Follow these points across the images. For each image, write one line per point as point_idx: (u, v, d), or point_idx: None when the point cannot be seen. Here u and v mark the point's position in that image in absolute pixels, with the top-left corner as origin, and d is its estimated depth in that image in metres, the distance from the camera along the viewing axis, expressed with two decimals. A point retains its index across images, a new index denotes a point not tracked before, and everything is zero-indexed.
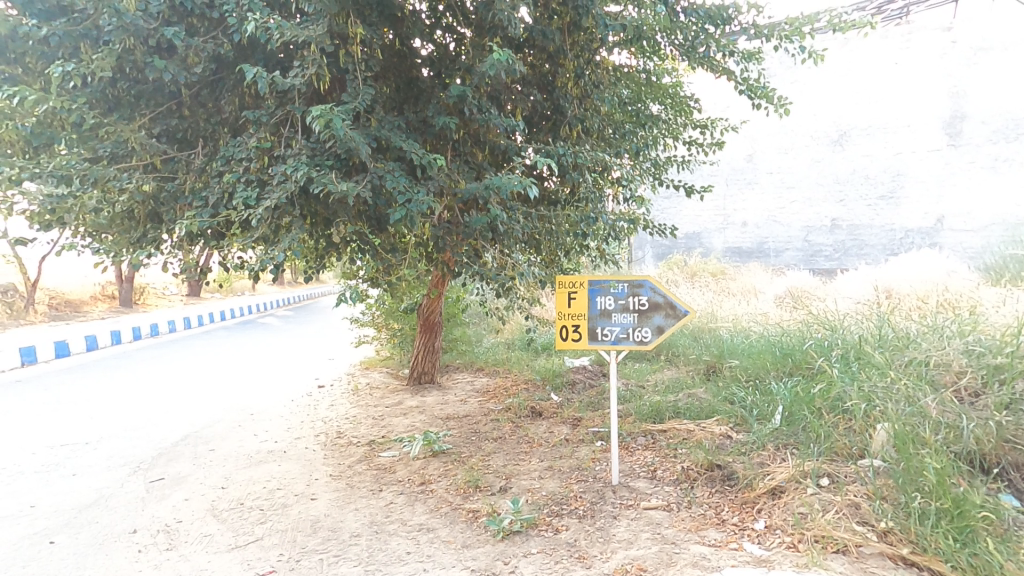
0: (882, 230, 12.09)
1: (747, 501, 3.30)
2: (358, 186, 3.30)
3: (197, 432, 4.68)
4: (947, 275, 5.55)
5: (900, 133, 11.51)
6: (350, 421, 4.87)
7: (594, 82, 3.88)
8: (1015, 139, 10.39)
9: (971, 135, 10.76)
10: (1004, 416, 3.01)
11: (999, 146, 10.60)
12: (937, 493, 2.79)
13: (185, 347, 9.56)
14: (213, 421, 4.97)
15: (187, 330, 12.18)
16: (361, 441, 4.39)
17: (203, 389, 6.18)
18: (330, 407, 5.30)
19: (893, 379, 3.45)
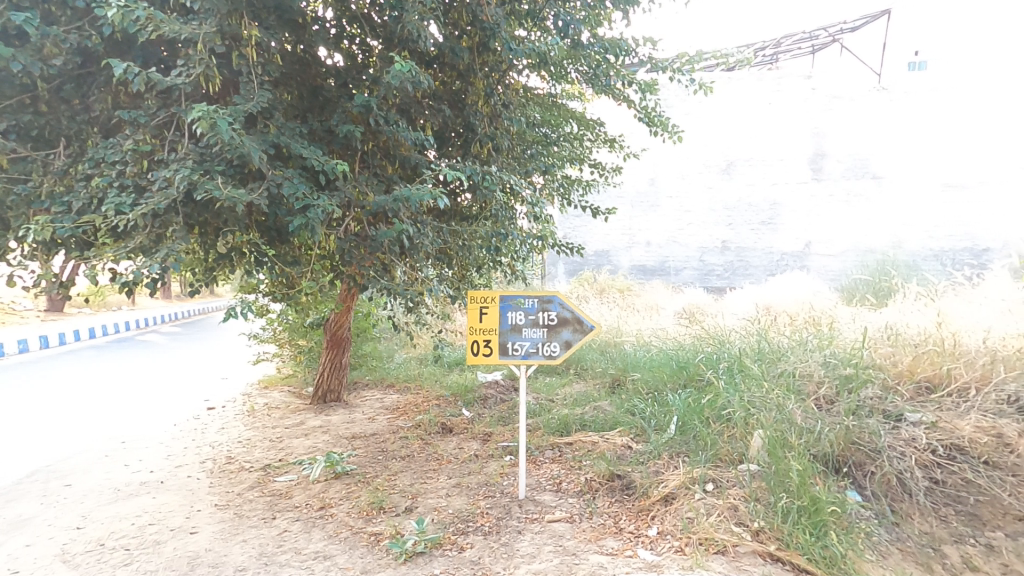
0: (765, 253, 12.11)
1: (643, 509, 3.46)
2: (252, 194, 3.11)
3: (51, 466, 4.17)
4: (813, 294, 6.28)
5: (775, 166, 11.93)
6: (244, 444, 4.55)
7: (504, 102, 3.95)
8: (863, 177, 11.19)
9: (832, 172, 11.45)
10: (851, 421, 3.42)
11: (851, 182, 11.32)
12: (799, 493, 3.11)
13: (38, 371, 8.37)
14: (73, 453, 4.44)
15: (44, 351, 10.68)
16: (255, 466, 4.11)
17: (53, 419, 5.45)
18: (221, 430, 4.93)
19: (768, 389, 3.76)
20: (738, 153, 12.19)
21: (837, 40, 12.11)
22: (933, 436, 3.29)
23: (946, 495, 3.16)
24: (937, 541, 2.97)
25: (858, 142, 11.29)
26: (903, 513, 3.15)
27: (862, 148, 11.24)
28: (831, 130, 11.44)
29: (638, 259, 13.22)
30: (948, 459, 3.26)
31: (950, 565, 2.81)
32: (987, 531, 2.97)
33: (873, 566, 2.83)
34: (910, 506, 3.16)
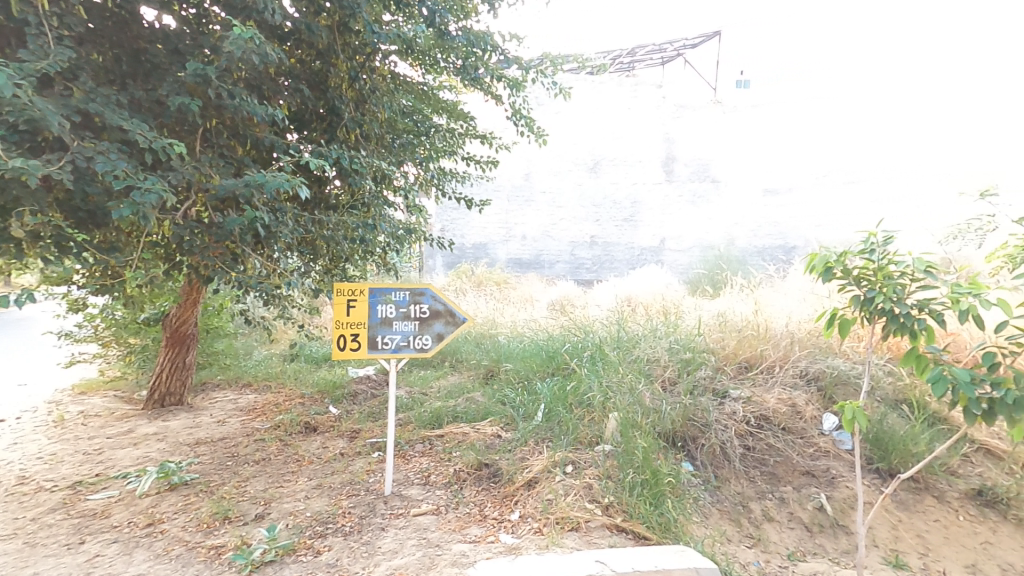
0: (627, 249, 12.45)
1: (507, 494, 3.53)
2: (49, 167, 2.56)
3: None
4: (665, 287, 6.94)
5: (635, 167, 12.34)
6: (46, 460, 3.98)
7: (372, 87, 3.75)
8: (705, 181, 12.19)
9: (680, 175, 12.25)
10: (688, 399, 3.82)
11: (697, 185, 12.27)
12: (643, 468, 3.41)
13: None
14: None
15: None
16: (61, 485, 3.59)
17: None
18: (11, 447, 4.25)
19: (622, 374, 4.04)
20: (604, 153, 12.35)
21: (682, 53, 13.41)
22: (748, 409, 3.78)
23: (754, 459, 3.67)
24: (745, 499, 3.53)
25: (702, 147, 12.19)
26: (723, 477, 3.63)
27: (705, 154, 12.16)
28: (679, 137, 12.16)
29: (513, 253, 12.56)
30: (758, 428, 3.74)
31: (753, 518, 3.43)
32: (781, 486, 3.55)
33: (696, 524, 3.30)
34: (729, 471, 3.65)
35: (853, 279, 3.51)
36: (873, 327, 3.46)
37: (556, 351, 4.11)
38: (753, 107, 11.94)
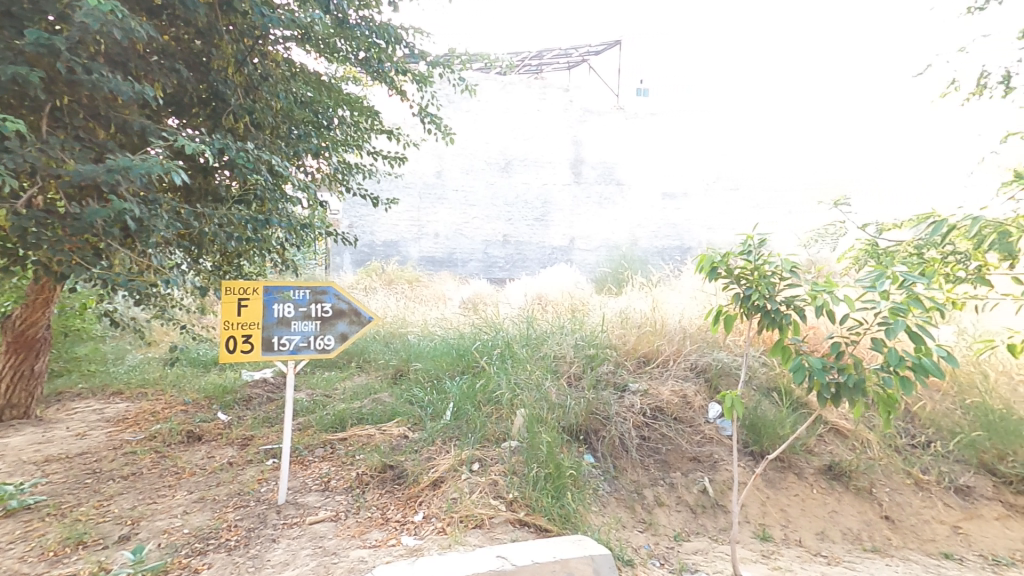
0: (538, 248, 12.29)
1: (412, 496, 3.41)
2: None
3: None
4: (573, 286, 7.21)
5: (545, 168, 12.20)
6: None
7: (264, 74, 3.45)
8: (612, 183, 12.45)
9: (588, 176, 12.36)
10: (591, 394, 3.96)
11: (604, 187, 12.47)
12: (547, 462, 3.46)
13: None
14: None
15: None
16: None
17: None
18: None
19: (529, 372, 4.09)
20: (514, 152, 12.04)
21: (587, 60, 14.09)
22: (644, 401, 3.99)
23: (649, 448, 3.88)
24: (640, 486, 3.72)
25: (609, 151, 12.42)
26: (621, 467, 3.81)
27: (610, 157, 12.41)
28: (585, 139, 12.29)
29: (425, 251, 11.75)
30: (654, 418, 3.96)
31: (645, 504, 3.62)
32: (672, 473, 3.79)
33: (595, 513, 3.41)
34: (626, 460, 3.84)
35: (735, 279, 3.80)
36: (750, 321, 3.78)
37: (466, 349, 4.13)
38: (651, 115, 12.58)
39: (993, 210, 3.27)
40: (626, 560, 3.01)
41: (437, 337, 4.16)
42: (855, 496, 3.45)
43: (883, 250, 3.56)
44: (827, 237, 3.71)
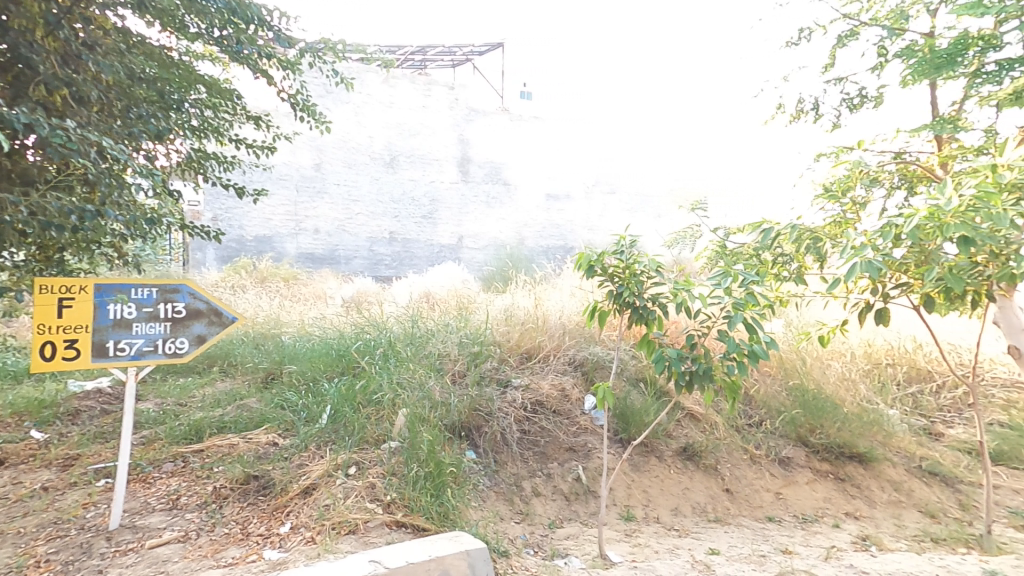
0: (426, 245, 11.54)
1: (278, 506, 3.11)
2: None
3: None
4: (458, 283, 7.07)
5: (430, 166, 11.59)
6: None
7: (89, 41, 2.85)
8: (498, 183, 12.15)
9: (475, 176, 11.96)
10: (473, 391, 3.99)
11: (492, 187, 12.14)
12: (427, 461, 3.36)
13: None
14: None
15: None
16: None
17: None
18: None
19: (412, 371, 3.98)
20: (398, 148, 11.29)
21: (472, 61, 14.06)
22: (525, 396, 4.13)
23: (529, 441, 4.02)
24: (519, 478, 3.83)
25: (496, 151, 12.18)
26: (501, 461, 3.89)
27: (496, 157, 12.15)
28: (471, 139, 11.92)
29: (305, 247, 10.42)
30: (534, 412, 4.11)
31: (523, 496, 3.73)
32: (548, 464, 3.95)
33: (473, 509, 3.42)
34: (507, 454, 3.93)
35: (608, 277, 3.99)
36: (621, 317, 4.01)
37: (345, 349, 4.04)
38: (536, 120, 12.57)
39: (810, 219, 3.80)
40: (500, 550, 3.04)
41: (316, 335, 4.11)
42: (704, 474, 3.81)
43: (730, 252, 3.96)
44: (687, 239, 4.05)
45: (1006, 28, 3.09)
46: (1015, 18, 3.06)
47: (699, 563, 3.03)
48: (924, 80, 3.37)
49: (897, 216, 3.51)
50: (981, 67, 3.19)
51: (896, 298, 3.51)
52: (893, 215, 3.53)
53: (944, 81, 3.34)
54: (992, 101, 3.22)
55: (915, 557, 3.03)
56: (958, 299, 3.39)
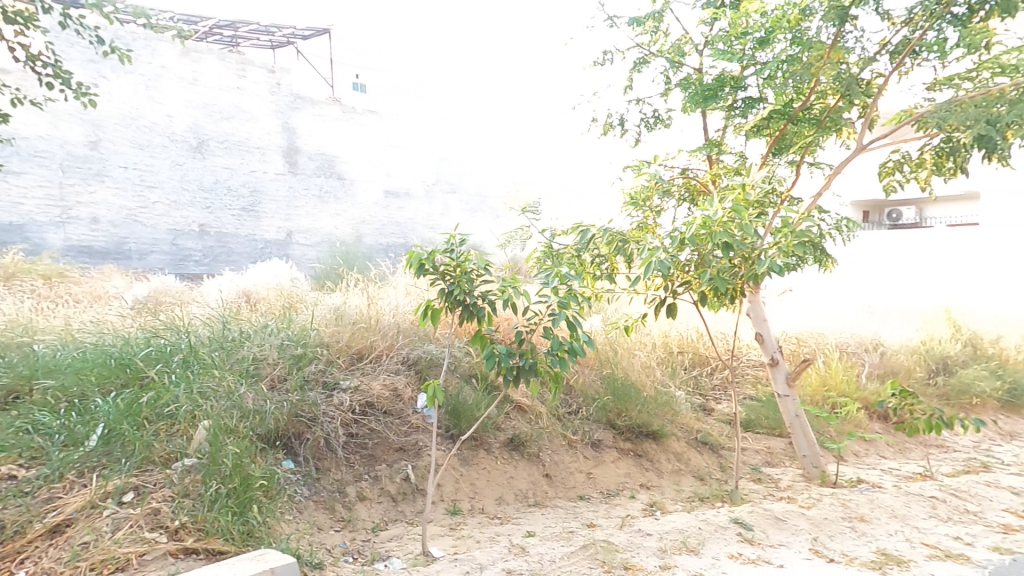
0: (250, 242, 4.88)
1: (8, 554, 2.53)
2: None
3: None
4: None
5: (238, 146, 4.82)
6: None
7: None
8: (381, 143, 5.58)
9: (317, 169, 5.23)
10: (294, 396, 3.67)
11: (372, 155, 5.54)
12: (232, 476, 2.95)
13: None
14: None
15: None
16: None
17: None
18: None
19: (219, 377, 3.45)
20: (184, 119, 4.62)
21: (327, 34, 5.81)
22: (354, 398, 3.92)
23: (356, 445, 3.86)
24: (342, 484, 3.65)
25: (383, 135, 5.65)
26: (324, 468, 3.67)
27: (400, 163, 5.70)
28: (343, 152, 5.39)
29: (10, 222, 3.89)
30: (363, 414, 3.95)
31: (346, 502, 3.57)
32: (377, 466, 3.83)
33: (286, 522, 3.17)
34: (331, 460, 3.73)
35: (440, 276, 4.03)
36: (454, 314, 4.07)
37: (130, 357, 3.46)
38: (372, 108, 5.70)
39: (619, 224, 4.21)
40: (313, 560, 2.88)
41: (87, 343, 3.54)
42: (527, 461, 4.01)
43: (555, 252, 4.25)
44: (517, 240, 4.27)
45: (747, 73, 3.77)
46: (752, 66, 3.76)
47: (515, 547, 3.22)
48: (697, 108, 3.92)
49: (682, 224, 4.04)
50: (733, 103, 3.85)
51: (682, 296, 4.04)
52: (680, 224, 4.03)
53: (711, 111, 3.95)
54: (743, 131, 3.89)
55: (686, 515, 3.58)
56: (725, 296, 3.98)
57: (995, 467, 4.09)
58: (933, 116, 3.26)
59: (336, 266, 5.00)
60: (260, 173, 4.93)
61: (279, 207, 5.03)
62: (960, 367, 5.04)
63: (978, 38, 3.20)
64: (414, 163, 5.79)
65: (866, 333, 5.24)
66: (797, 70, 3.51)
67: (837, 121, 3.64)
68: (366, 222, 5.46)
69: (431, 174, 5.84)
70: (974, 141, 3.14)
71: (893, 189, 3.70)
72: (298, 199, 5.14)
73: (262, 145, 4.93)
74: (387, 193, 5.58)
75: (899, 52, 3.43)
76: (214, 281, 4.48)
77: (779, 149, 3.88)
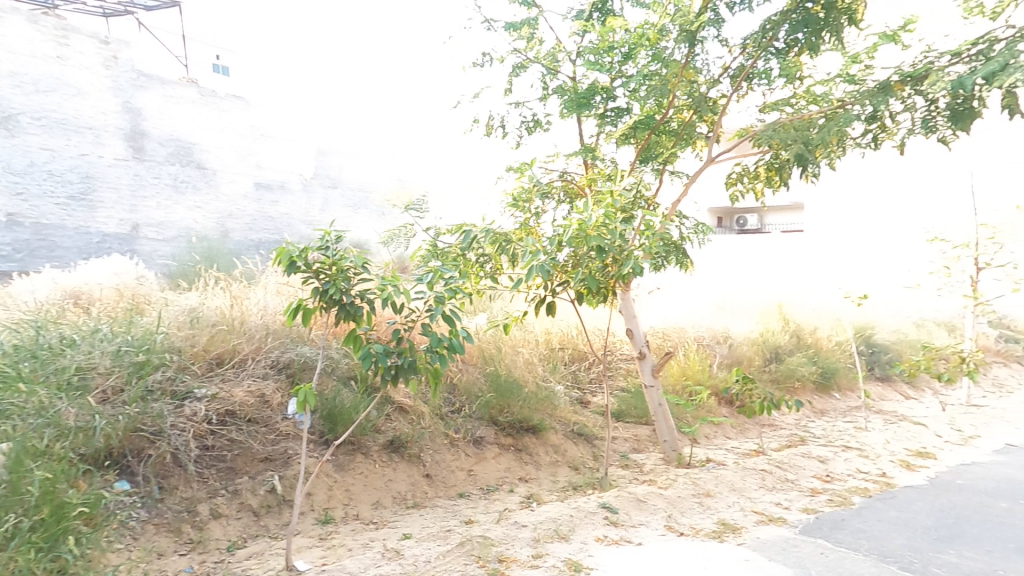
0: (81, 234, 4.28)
1: None
2: None
3: None
4: None
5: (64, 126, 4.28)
6: None
7: None
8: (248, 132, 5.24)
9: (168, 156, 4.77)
10: (133, 408, 3.20)
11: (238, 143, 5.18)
12: (40, 505, 2.53)
13: None
14: None
15: None
16: None
17: None
18: None
19: (27, 392, 2.90)
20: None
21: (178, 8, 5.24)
22: (211, 407, 3.50)
23: (212, 458, 3.46)
24: (192, 503, 3.24)
25: (254, 125, 5.34)
26: (169, 487, 3.25)
27: (274, 154, 5.38)
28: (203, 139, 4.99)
29: None
30: (222, 425, 3.56)
31: (196, 522, 3.17)
32: (237, 479, 3.45)
33: (114, 553, 2.79)
34: (178, 477, 3.29)
35: (313, 274, 3.77)
36: (329, 315, 3.89)
37: None
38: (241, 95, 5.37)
39: (502, 224, 4.29)
40: None
41: None
42: (408, 463, 3.95)
43: (440, 251, 4.24)
44: (401, 237, 4.20)
45: (615, 84, 4.02)
46: (619, 78, 4.01)
47: (389, 551, 3.11)
48: (573, 114, 4.09)
49: (560, 225, 4.21)
50: (604, 112, 4.08)
51: (561, 294, 4.23)
52: (558, 225, 4.20)
53: (585, 118, 4.14)
54: (613, 139, 4.14)
55: (560, 505, 3.71)
56: (599, 295, 4.21)
57: (808, 439, 4.79)
58: (765, 134, 3.74)
59: (193, 263, 4.62)
60: (93, 157, 4.39)
61: (121, 196, 4.50)
62: (788, 355, 5.59)
63: (792, 70, 3.75)
64: (289, 155, 5.50)
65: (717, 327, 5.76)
66: (656, 85, 3.80)
67: (691, 134, 4.01)
68: (233, 217, 5.09)
69: (310, 168, 5.62)
70: (794, 158, 3.61)
71: (737, 197, 4.16)
72: (145, 188, 4.64)
73: (94, 125, 4.41)
74: (257, 185, 5.24)
75: (737, 75, 3.85)
76: (25, 281, 3.84)
77: (645, 157, 4.17)
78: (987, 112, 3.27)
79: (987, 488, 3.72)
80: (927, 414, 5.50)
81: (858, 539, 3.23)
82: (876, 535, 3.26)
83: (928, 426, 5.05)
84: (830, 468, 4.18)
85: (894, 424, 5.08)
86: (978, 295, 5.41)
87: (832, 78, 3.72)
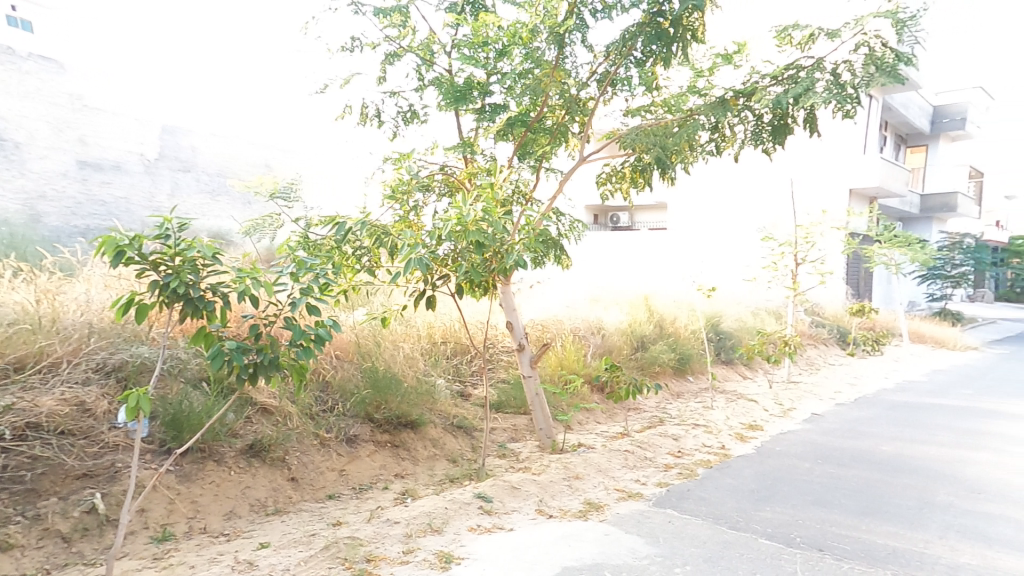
0: None
1: None
2: None
3: None
4: None
5: None
6: None
7: None
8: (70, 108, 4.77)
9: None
10: None
11: (52, 116, 4.65)
12: None
13: None
14: None
15: None
16: None
17: None
18: None
19: None
20: None
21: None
22: (5, 420, 2.92)
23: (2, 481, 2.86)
24: None
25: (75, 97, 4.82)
26: None
27: (104, 132, 4.93)
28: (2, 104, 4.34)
29: None
30: (19, 441, 2.99)
31: None
32: (40, 502, 2.89)
33: None
34: None
35: (150, 265, 3.12)
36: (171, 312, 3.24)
37: None
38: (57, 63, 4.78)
39: (380, 216, 4.17)
40: None
41: None
42: (269, 467, 3.63)
43: (311, 243, 4.00)
44: (265, 229, 3.88)
45: (490, 80, 4.06)
46: (493, 74, 4.06)
47: (240, 564, 2.80)
48: (450, 107, 4.09)
49: (440, 218, 4.18)
50: (482, 107, 4.13)
51: (440, 288, 4.22)
52: (437, 218, 4.18)
53: (463, 112, 4.16)
54: (491, 134, 4.21)
55: (435, 498, 3.68)
56: (479, 288, 4.22)
57: (665, 420, 5.28)
58: (629, 138, 4.00)
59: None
60: None
61: None
62: (652, 344, 6.14)
63: (649, 79, 4.02)
64: (121, 133, 5.04)
65: (593, 319, 6.14)
66: (530, 84, 3.90)
67: (564, 134, 4.20)
68: (48, 198, 4.51)
69: (154, 149, 5.27)
70: (655, 161, 3.92)
71: (608, 196, 4.40)
72: None
73: None
74: (82, 164, 4.74)
75: (602, 80, 4.09)
76: None
77: (523, 153, 4.28)
78: (797, 128, 3.82)
79: (797, 452, 4.40)
80: (758, 392, 6.31)
81: (699, 506, 3.61)
82: (712, 501, 3.66)
83: (758, 402, 5.86)
84: (682, 445, 4.65)
85: (734, 402, 5.83)
86: (796, 287, 6.21)
87: (684, 90, 4.08)
